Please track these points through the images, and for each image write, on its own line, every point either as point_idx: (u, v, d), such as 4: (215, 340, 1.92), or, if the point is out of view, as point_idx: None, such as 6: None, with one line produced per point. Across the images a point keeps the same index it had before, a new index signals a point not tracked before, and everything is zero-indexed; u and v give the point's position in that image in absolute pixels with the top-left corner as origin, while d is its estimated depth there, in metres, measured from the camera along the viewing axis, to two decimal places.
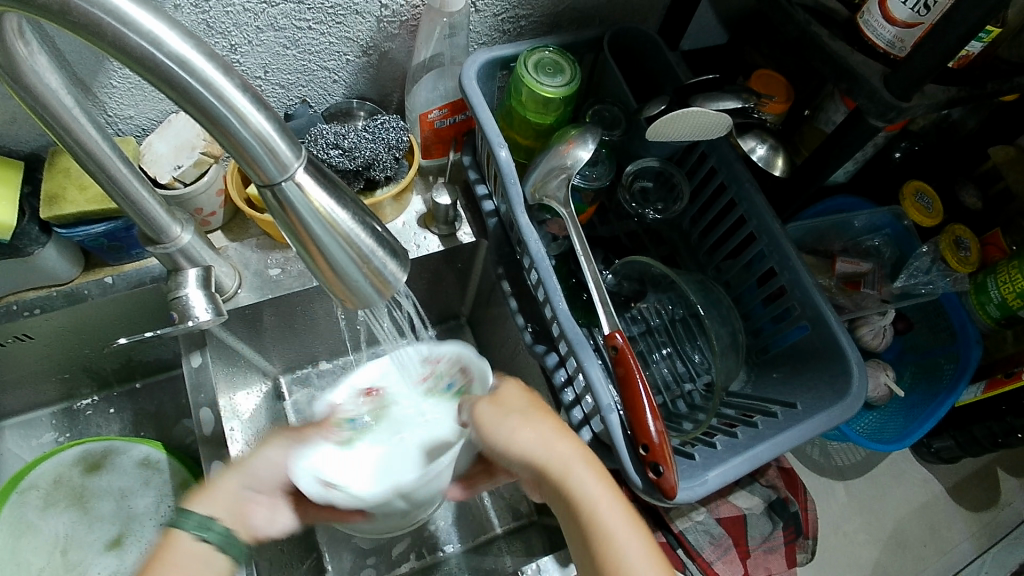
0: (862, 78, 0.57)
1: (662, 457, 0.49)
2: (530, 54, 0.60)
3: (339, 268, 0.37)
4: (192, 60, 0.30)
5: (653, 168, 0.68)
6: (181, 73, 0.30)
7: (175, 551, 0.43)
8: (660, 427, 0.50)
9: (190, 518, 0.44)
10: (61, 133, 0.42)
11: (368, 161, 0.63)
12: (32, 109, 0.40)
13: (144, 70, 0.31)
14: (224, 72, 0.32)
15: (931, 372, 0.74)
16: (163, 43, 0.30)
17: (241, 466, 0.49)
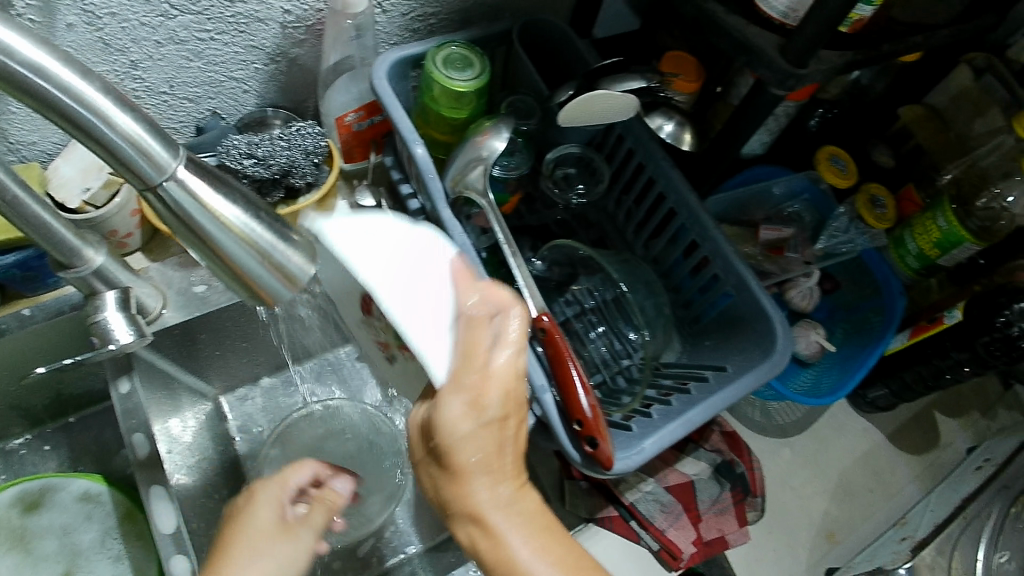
0: (758, 50, 0.59)
1: (597, 431, 0.50)
2: (438, 51, 0.60)
3: (238, 264, 0.37)
4: (46, 65, 0.30)
5: (573, 154, 0.70)
6: (36, 79, 0.30)
7: None
8: (592, 401, 0.51)
9: None
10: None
11: (285, 167, 0.62)
12: None
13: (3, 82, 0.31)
14: (83, 77, 0.31)
15: (862, 327, 0.77)
16: (13, 52, 0.30)
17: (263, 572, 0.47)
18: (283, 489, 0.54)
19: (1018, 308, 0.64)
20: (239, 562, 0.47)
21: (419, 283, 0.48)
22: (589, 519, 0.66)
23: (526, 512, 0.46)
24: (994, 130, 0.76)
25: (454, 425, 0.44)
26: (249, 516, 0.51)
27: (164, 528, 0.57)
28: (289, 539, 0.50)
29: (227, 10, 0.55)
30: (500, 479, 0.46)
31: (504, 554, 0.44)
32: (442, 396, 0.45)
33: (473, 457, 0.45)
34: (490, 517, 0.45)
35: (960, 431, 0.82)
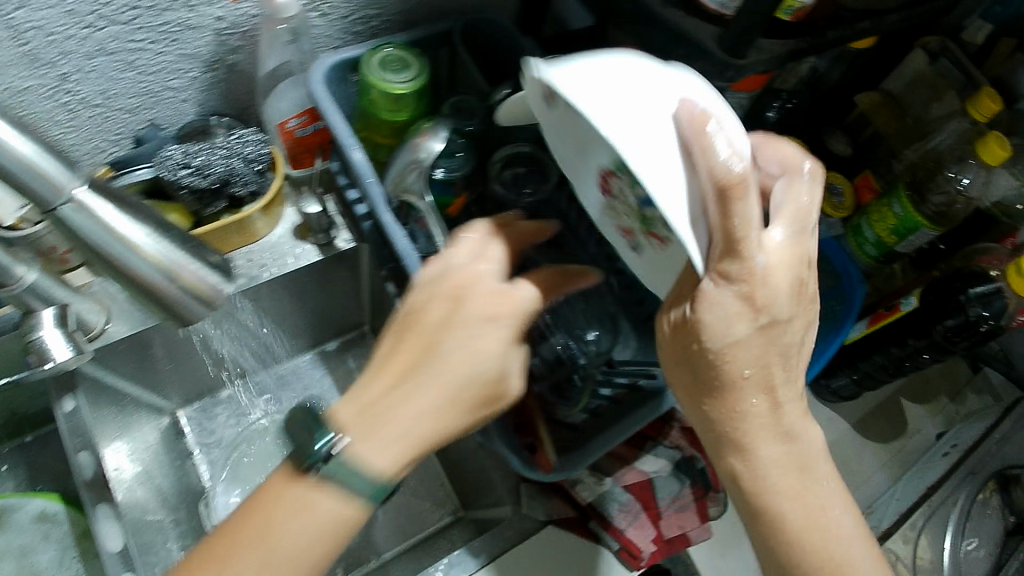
0: (697, 42, 0.59)
1: None
2: (373, 53, 0.60)
3: (147, 283, 0.38)
4: None
5: (524, 152, 0.67)
6: None
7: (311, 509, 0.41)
8: None
9: (361, 480, 0.42)
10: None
11: (224, 175, 0.61)
12: None
13: None
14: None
15: (824, 316, 0.76)
16: None
17: (426, 413, 0.43)
18: (516, 326, 0.46)
19: (975, 292, 0.64)
20: (417, 399, 0.43)
21: (661, 144, 0.39)
22: (547, 521, 0.65)
23: (792, 452, 0.47)
24: (950, 114, 0.74)
25: (724, 329, 0.42)
26: (461, 353, 0.44)
27: (110, 547, 0.56)
28: (500, 390, 0.46)
29: (158, 19, 0.55)
30: (778, 399, 0.46)
31: (758, 482, 0.47)
32: (706, 294, 0.41)
33: (729, 371, 0.44)
34: (748, 441, 0.47)
35: (928, 418, 0.80)
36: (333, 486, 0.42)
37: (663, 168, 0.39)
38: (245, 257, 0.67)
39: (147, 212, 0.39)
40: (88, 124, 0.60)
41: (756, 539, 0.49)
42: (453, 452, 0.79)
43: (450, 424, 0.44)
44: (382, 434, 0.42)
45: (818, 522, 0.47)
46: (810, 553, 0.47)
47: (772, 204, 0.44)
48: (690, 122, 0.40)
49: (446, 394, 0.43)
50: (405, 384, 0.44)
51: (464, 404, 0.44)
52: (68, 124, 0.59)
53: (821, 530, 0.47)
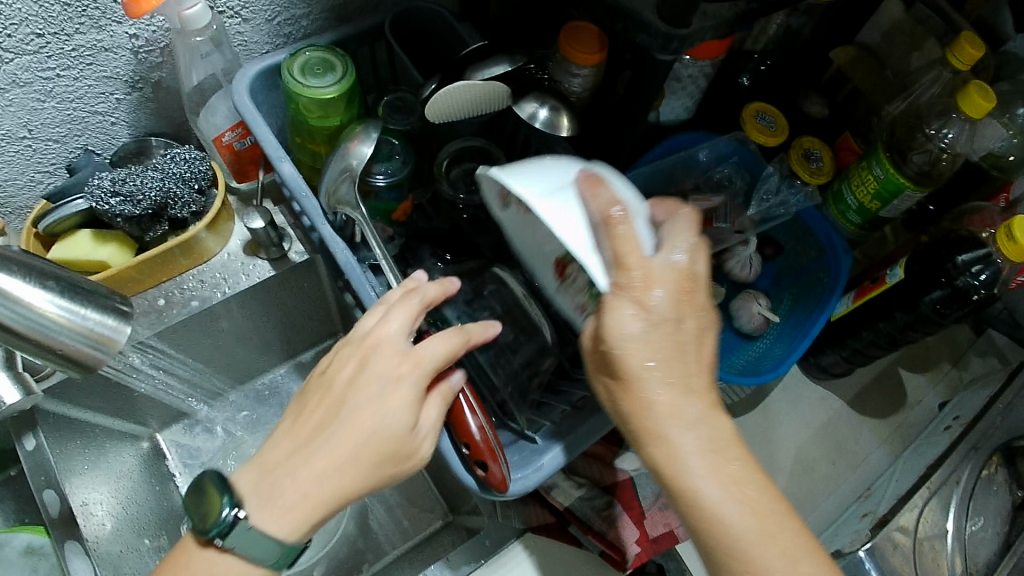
0: (635, 15, 0.54)
1: (486, 454, 0.48)
2: (293, 59, 0.57)
3: (32, 335, 0.35)
4: None
5: (473, 146, 0.64)
6: None
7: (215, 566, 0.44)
8: (480, 424, 0.49)
9: (260, 547, 0.44)
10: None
11: (159, 200, 0.60)
12: None
13: None
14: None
15: (810, 290, 0.72)
16: None
17: (322, 476, 0.45)
18: (419, 385, 0.47)
19: (963, 259, 0.60)
20: (318, 462, 0.45)
21: (560, 201, 0.45)
22: (524, 529, 0.62)
23: (714, 436, 0.43)
24: (931, 63, 0.70)
25: (623, 329, 0.42)
26: (366, 414, 0.46)
27: None
28: (406, 450, 0.46)
29: (67, 45, 0.53)
30: (684, 383, 0.43)
31: (684, 470, 0.42)
32: (609, 302, 0.43)
33: (633, 364, 0.43)
34: (666, 429, 0.43)
35: (930, 388, 0.77)
36: (235, 551, 0.44)
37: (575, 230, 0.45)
38: (196, 277, 0.66)
39: (24, 258, 0.36)
40: (17, 158, 0.59)
41: (694, 537, 0.43)
42: (434, 457, 0.77)
43: (347, 491, 0.45)
44: (282, 502, 0.44)
45: (755, 504, 0.42)
46: (745, 547, 0.41)
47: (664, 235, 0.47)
48: (583, 179, 0.46)
49: (353, 457, 0.45)
50: (308, 442, 0.46)
51: (369, 467, 0.45)
52: None
53: (757, 512, 0.42)
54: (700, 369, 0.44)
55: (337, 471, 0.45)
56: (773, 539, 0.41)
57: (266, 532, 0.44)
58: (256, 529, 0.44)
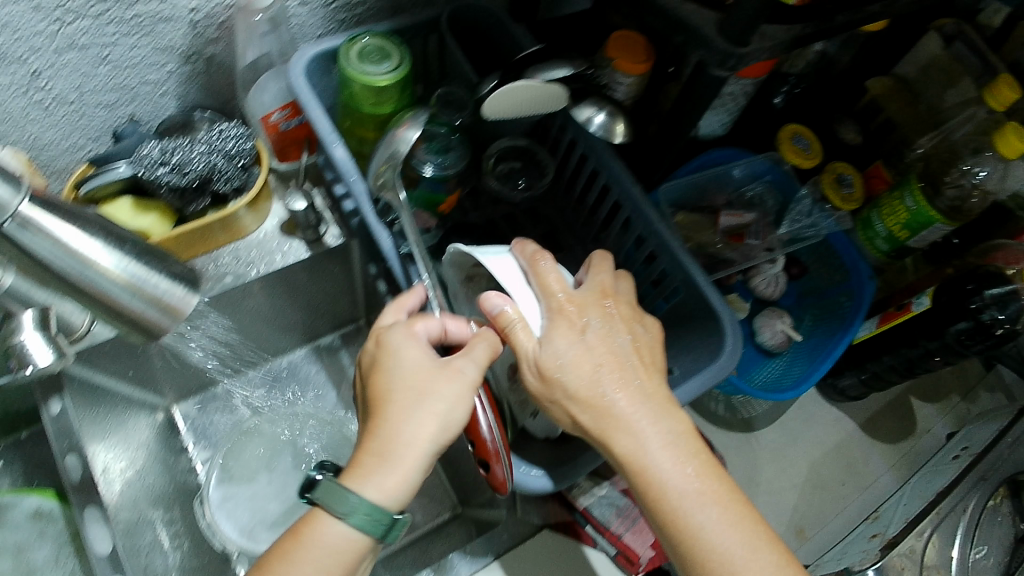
0: (696, 29, 0.55)
1: (489, 457, 0.49)
2: (351, 45, 0.58)
3: (104, 297, 0.36)
4: None
5: (518, 146, 0.66)
6: None
7: (329, 538, 0.44)
8: (490, 425, 0.49)
9: (358, 514, 0.44)
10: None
11: (204, 173, 0.60)
12: None
13: None
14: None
15: (831, 312, 0.74)
16: None
17: (387, 433, 0.45)
18: (410, 337, 0.49)
19: (990, 294, 0.61)
20: (378, 427, 0.46)
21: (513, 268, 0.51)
22: (545, 524, 0.65)
23: (670, 428, 0.47)
24: (966, 100, 0.71)
25: (560, 345, 0.47)
26: (399, 364, 0.47)
27: (99, 551, 0.56)
28: (446, 375, 0.47)
29: (129, 12, 0.53)
30: (633, 387, 0.47)
31: (644, 467, 0.45)
32: (548, 326, 0.48)
33: (576, 377, 0.47)
34: (624, 425, 0.46)
35: (938, 417, 0.79)
36: (340, 521, 0.44)
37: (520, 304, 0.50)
38: (232, 253, 0.66)
39: (99, 220, 0.36)
40: (65, 120, 0.59)
41: (662, 537, 0.45)
42: (449, 451, 0.76)
43: (415, 434, 0.45)
44: (362, 466, 0.45)
45: (713, 493, 0.45)
46: (715, 534, 0.44)
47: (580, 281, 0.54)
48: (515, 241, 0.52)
49: (400, 396, 0.46)
50: (363, 429, 0.48)
51: (421, 398, 0.46)
52: (44, 122, 0.58)
53: (716, 498, 0.45)
54: (643, 374, 0.48)
55: (399, 423, 0.45)
56: (730, 520, 0.44)
57: (364, 495, 0.44)
58: (358, 493, 0.44)
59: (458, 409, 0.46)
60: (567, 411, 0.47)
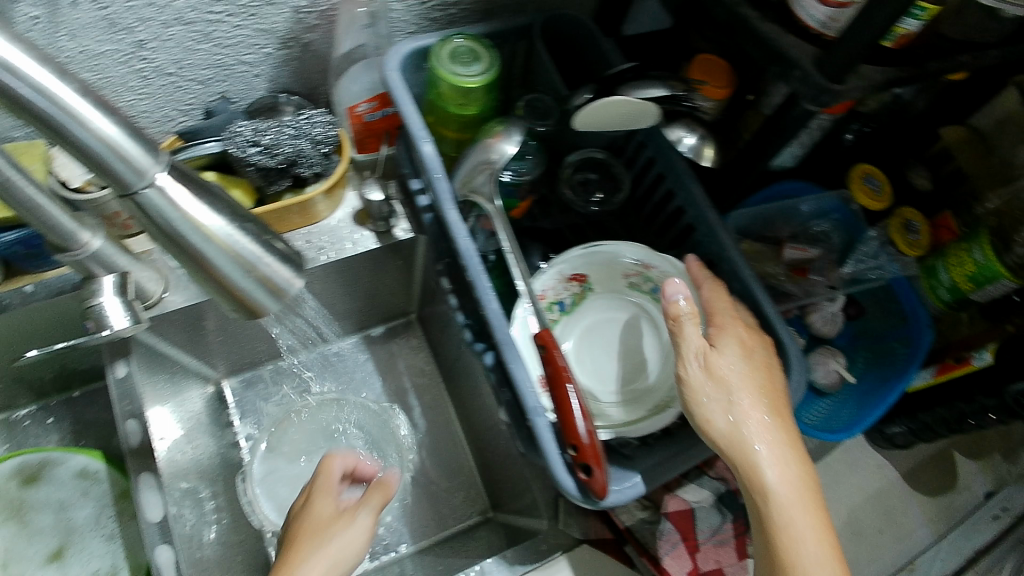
0: (794, 63, 0.55)
1: (593, 458, 0.46)
2: (443, 45, 0.58)
3: (218, 272, 0.37)
4: (20, 66, 0.29)
5: (595, 158, 0.66)
6: (6, 78, 0.29)
7: None
8: (590, 427, 0.47)
9: None
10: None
11: (290, 157, 0.61)
12: None
13: None
14: (57, 75, 0.30)
15: (884, 357, 0.73)
16: None
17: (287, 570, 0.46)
18: (325, 484, 0.53)
19: None
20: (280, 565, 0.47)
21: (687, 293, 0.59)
22: (583, 540, 0.64)
23: (804, 469, 0.48)
24: None
25: (730, 356, 0.50)
26: (308, 511, 0.51)
27: (150, 517, 0.57)
28: (344, 520, 0.50)
29: None
30: (785, 420, 0.50)
31: (775, 499, 0.47)
32: (719, 334, 0.51)
33: (743, 393, 0.49)
34: (765, 450, 0.48)
35: (980, 475, 0.78)
36: None
37: None
38: (304, 237, 0.67)
39: (222, 196, 0.37)
40: (160, 92, 0.60)
41: (768, 566, 0.47)
42: (487, 454, 0.76)
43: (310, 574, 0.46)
44: None
45: (828, 542, 0.47)
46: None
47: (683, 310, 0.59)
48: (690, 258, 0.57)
49: (305, 532, 0.49)
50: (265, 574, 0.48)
51: (318, 543, 0.48)
52: (140, 92, 0.60)
53: (830, 546, 0.47)
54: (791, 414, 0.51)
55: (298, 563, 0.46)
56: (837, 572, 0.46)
57: None
58: None
59: (349, 554, 0.48)
60: (724, 416, 0.49)
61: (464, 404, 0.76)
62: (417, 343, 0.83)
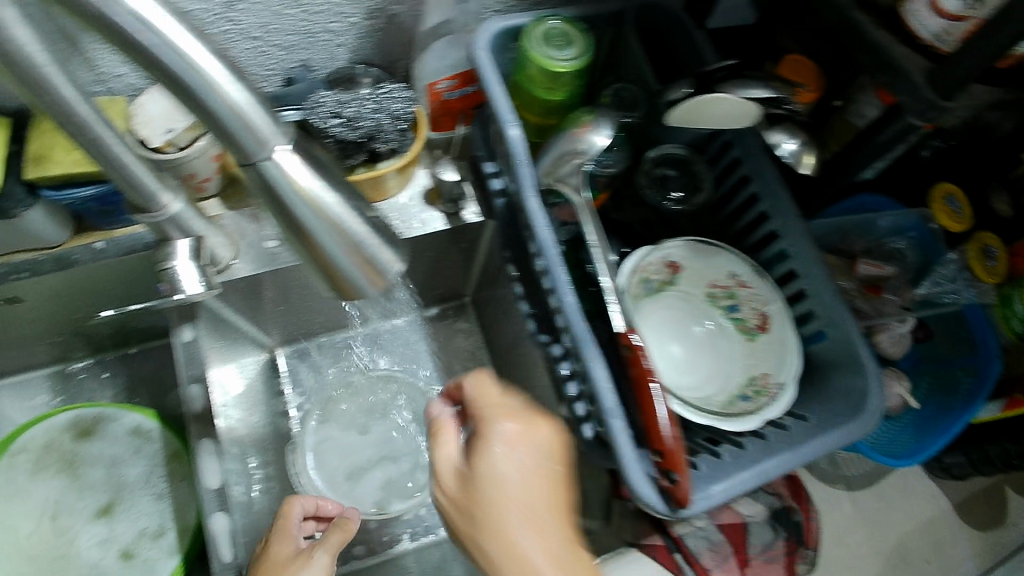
0: (904, 73, 0.52)
1: (676, 463, 0.47)
2: (537, 25, 0.56)
3: (326, 253, 0.35)
4: (153, 20, 0.27)
5: (677, 156, 0.64)
6: (142, 34, 0.27)
7: None
8: (675, 432, 0.47)
9: None
10: (32, 91, 0.39)
11: (370, 131, 0.60)
12: (24, 90, 0.38)
13: (100, 30, 0.28)
14: (194, 37, 0.29)
15: (947, 384, 0.72)
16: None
17: None
18: (289, 522, 0.57)
19: None
20: None
21: (778, 321, 0.59)
22: (632, 544, 0.63)
23: None
24: None
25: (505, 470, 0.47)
26: (271, 551, 0.54)
27: (208, 484, 0.57)
28: (300, 561, 0.52)
29: None
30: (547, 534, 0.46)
31: None
32: (473, 449, 0.49)
33: (512, 517, 0.45)
34: None
35: None
36: None
37: (777, 350, 0.59)
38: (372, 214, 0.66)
39: (338, 174, 0.35)
40: (243, 56, 0.59)
41: None
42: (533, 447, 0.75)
43: None
44: None
45: None
46: None
47: (763, 325, 0.60)
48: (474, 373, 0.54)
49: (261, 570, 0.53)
50: None
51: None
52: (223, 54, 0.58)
53: None
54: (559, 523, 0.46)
55: None
56: None
57: None
58: None
59: None
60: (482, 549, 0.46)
61: None
62: (468, 327, 0.82)
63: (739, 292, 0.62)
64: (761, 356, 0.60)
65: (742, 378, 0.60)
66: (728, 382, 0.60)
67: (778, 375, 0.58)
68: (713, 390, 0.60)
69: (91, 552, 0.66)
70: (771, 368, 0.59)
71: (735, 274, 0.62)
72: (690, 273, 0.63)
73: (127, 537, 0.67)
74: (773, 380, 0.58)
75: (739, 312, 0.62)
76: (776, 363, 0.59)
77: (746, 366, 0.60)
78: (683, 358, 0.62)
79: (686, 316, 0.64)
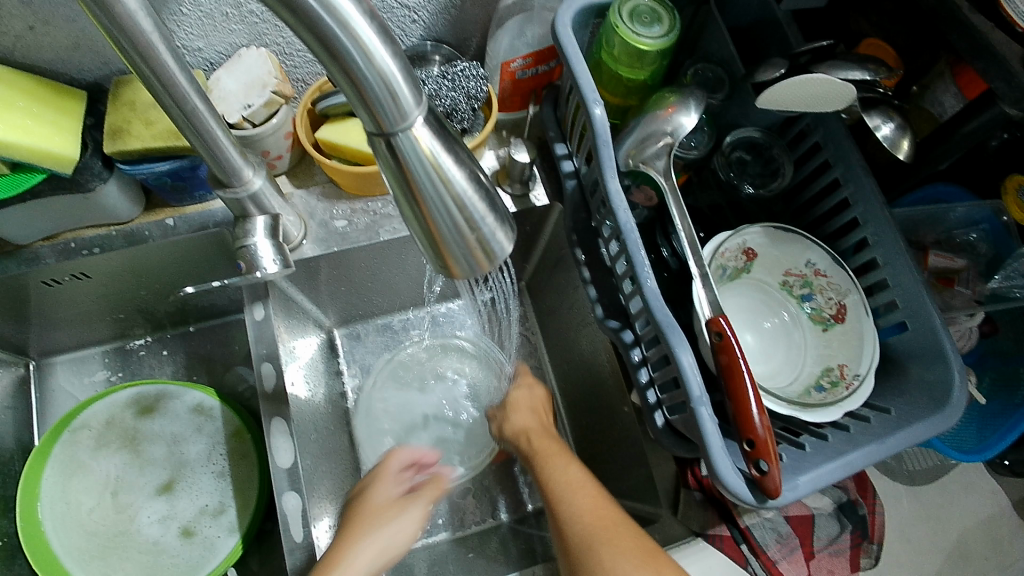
0: (1002, 60, 0.50)
1: (767, 454, 0.46)
2: (625, 1, 0.55)
3: (445, 231, 0.34)
4: None
5: (754, 140, 0.62)
6: None
7: None
8: (765, 421, 0.47)
9: None
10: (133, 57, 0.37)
11: (446, 110, 0.59)
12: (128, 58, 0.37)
13: None
14: None
15: (1013, 382, 0.71)
16: None
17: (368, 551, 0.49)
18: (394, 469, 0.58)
19: None
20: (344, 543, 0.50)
21: (856, 312, 0.57)
22: (699, 534, 0.61)
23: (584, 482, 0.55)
24: None
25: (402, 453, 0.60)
26: (372, 497, 0.55)
27: (281, 463, 0.56)
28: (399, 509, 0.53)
29: None
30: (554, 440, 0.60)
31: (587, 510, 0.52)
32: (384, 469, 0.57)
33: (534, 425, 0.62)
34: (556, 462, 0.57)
35: None
36: None
37: (852, 342, 0.57)
38: None
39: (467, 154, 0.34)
40: None
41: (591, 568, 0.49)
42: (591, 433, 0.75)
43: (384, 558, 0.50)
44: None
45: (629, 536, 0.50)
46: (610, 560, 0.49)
47: (841, 316, 0.59)
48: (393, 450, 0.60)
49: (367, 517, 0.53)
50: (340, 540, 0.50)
51: (382, 525, 0.51)
52: None
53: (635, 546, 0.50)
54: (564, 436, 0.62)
55: (369, 551, 0.49)
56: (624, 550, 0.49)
57: None
58: None
59: (398, 537, 0.51)
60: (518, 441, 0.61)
61: (570, 380, 0.75)
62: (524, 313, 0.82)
63: (816, 282, 0.60)
64: (836, 347, 0.58)
65: (817, 369, 0.59)
66: (802, 373, 0.59)
67: (855, 367, 0.56)
68: (786, 380, 0.59)
69: (151, 529, 0.66)
70: (847, 360, 0.57)
71: (810, 264, 0.61)
72: (764, 263, 0.63)
73: (188, 514, 0.67)
74: (849, 372, 0.56)
75: (815, 303, 0.61)
76: (851, 355, 0.57)
77: (821, 358, 0.59)
78: (757, 347, 0.62)
79: (757, 304, 0.63)
